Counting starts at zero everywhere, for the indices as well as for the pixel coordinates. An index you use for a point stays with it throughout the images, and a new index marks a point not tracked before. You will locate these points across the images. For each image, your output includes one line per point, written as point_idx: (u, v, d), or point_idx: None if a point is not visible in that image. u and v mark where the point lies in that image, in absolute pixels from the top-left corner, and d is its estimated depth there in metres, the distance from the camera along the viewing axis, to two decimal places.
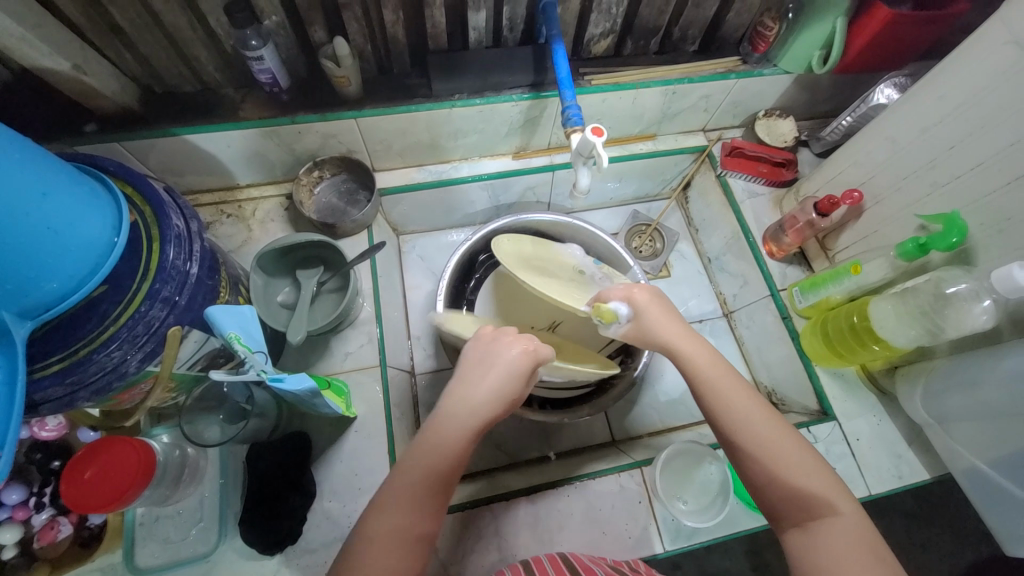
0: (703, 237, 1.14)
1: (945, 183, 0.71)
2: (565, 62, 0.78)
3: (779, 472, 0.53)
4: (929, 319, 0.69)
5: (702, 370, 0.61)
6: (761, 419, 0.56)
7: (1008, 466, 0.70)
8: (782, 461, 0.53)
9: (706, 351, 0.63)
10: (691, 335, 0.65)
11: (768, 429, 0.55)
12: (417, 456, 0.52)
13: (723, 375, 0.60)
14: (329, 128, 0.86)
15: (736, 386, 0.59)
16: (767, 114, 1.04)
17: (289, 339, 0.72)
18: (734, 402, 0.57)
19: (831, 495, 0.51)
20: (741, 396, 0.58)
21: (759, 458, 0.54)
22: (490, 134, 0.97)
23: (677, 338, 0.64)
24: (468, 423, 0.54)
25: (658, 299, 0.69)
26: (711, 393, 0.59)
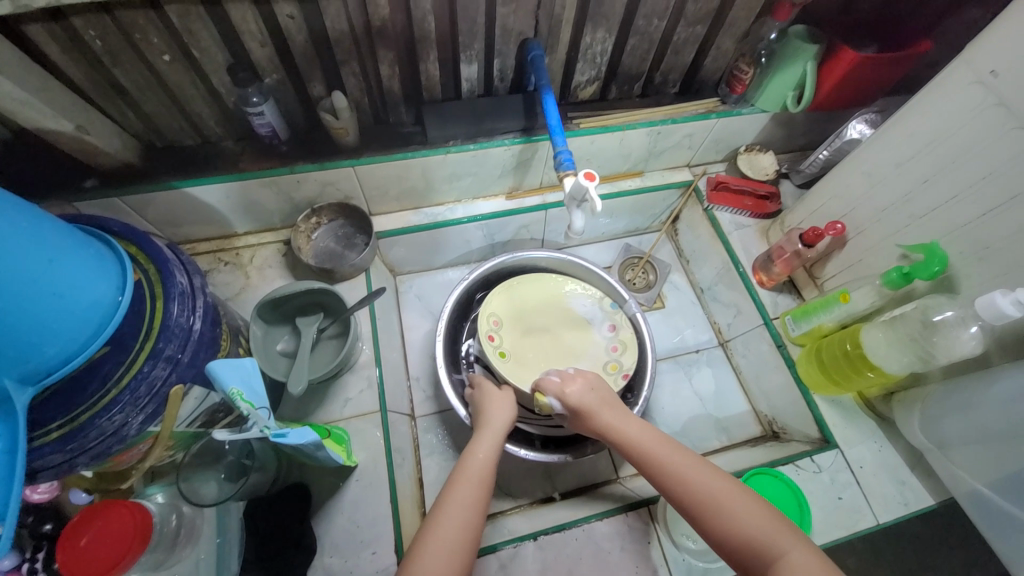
0: (694, 268, 1.16)
1: (922, 214, 0.75)
2: (555, 110, 0.82)
3: (725, 524, 0.55)
4: (920, 346, 0.71)
5: (638, 447, 0.65)
6: (695, 474, 0.59)
7: (1010, 490, 0.70)
8: (726, 511, 0.55)
9: (640, 423, 0.68)
10: (623, 414, 0.70)
11: (704, 482, 0.58)
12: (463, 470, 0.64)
13: (656, 441, 0.65)
14: (327, 176, 0.88)
15: (668, 448, 0.63)
16: (748, 149, 1.09)
17: (290, 391, 0.70)
18: (670, 464, 0.61)
19: (779, 539, 0.52)
20: (674, 458, 0.62)
21: (705, 514, 0.56)
22: (484, 177, 1.00)
23: (610, 420, 0.70)
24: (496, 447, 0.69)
25: (591, 387, 0.75)
26: (652, 471, 0.62)
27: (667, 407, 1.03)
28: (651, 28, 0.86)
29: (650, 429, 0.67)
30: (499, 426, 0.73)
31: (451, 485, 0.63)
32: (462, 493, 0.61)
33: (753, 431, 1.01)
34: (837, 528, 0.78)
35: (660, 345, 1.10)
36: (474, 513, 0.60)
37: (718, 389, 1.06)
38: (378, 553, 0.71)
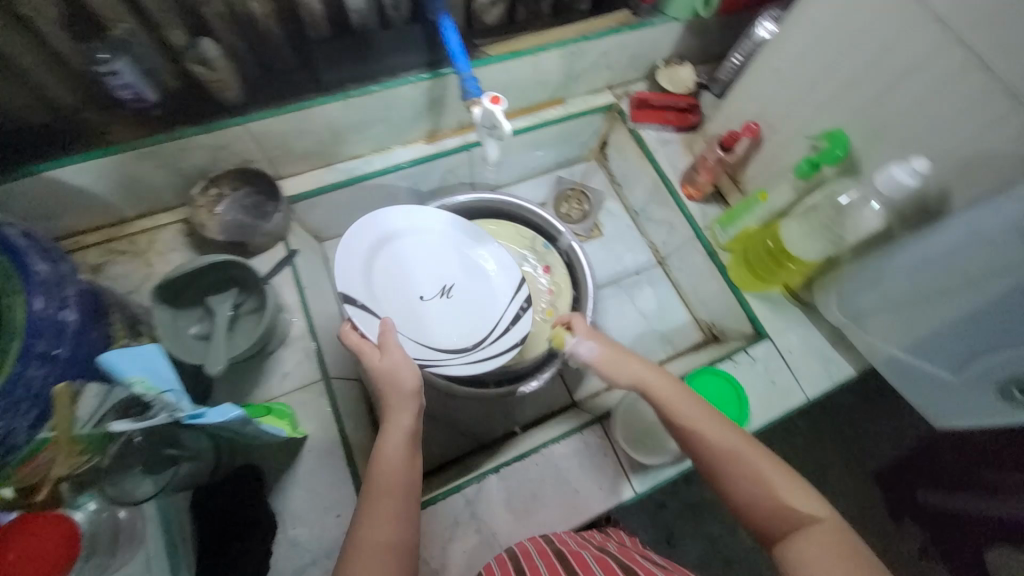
0: (626, 191, 1.16)
1: (826, 102, 0.76)
2: (455, 36, 0.75)
3: (743, 486, 0.58)
4: (832, 231, 0.75)
5: (674, 410, 0.65)
6: (718, 436, 0.62)
7: (919, 350, 0.78)
8: (743, 474, 0.59)
9: (644, 370, 0.70)
10: (654, 368, 0.71)
11: (731, 446, 0.61)
12: (377, 477, 0.60)
13: (687, 399, 0.66)
14: (217, 139, 0.79)
15: (698, 407, 0.65)
16: (666, 64, 1.07)
17: (209, 371, 0.66)
18: (699, 426, 0.63)
19: (796, 507, 0.56)
20: (706, 416, 0.63)
21: (725, 472, 0.60)
22: (397, 122, 0.93)
23: (641, 371, 0.70)
24: (400, 439, 0.63)
25: (610, 342, 0.75)
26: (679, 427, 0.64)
27: (614, 330, 1.06)
28: None
29: (672, 379, 0.69)
30: (406, 394, 0.65)
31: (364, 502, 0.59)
32: (379, 504, 0.58)
33: (696, 338, 1.06)
34: (772, 410, 0.84)
35: (602, 272, 1.12)
36: (395, 524, 0.57)
37: (660, 304, 1.09)
38: (343, 514, 0.71)
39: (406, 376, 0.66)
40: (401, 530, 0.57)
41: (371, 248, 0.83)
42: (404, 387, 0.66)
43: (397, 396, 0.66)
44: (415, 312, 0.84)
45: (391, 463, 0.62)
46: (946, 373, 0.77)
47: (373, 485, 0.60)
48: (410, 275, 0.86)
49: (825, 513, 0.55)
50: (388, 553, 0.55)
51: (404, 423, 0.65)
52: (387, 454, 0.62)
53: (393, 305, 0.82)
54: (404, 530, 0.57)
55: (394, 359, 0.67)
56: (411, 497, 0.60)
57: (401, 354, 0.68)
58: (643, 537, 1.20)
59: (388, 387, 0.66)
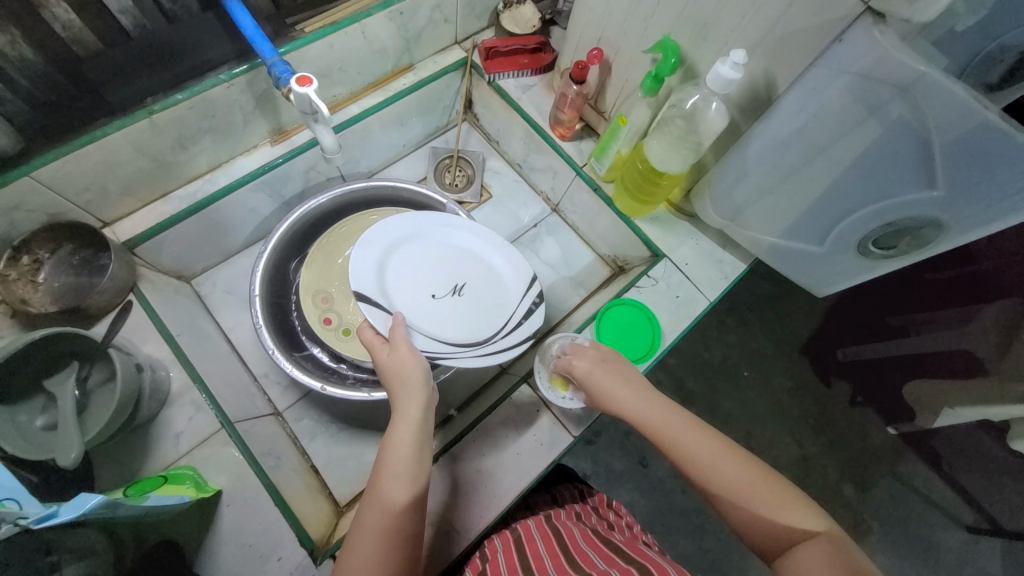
0: (505, 146, 1.13)
1: (651, 14, 0.76)
2: (246, 18, 0.67)
3: (723, 495, 0.54)
4: (690, 138, 0.77)
5: (651, 424, 0.62)
6: (699, 443, 0.58)
7: (791, 232, 0.83)
8: (725, 482, 0.55)
9: (615, 373, 0.68)
10: (639, 383, 0.66)
11: (709, 454, 0.57)
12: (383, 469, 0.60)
13: (664, 411, 0.62)
14: (2, 200, 0.67)
15: (674, 417, 0.61)
16: (506, 6, 1.03)
17: (66, 465, 0.55)
18: (677, 436, 0.59)
19: (795, 519, 0.51)
20: (682, 425, 0.60)
21: (706, 482, 0.56)
22: (227, 129, 0.83)
23: (618, 392, 0.65)
24: (414, 422, 0.63)
25: (599, 359, 0.70)
26: (664, 443, 0.60)
27: None
28: None
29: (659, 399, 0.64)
30: (414, 387, 0.65)
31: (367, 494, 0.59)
32: (385, 496, 0.58)
33: (605, 274, 1.08)
34: (682, 321, 0.88)
35: (502, 233, 1.10)
36: (397, 517, 0.56)
37: (564, 250, 1.10)
38: (284, 556, 0.67)
39: (410, 366, 0.66)
40: (406, 520, 0.57)
41: (386, 250, 0.82)
42: (410, 379, 0.66)
43: (405, 391, 0.66)
44: (423, 310, 0.79)
45: (397, 449, 0.61)
46: (814, 248, 0.83)
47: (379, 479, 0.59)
48: (411, 278, 0.81)
49: (815, 519, 0.51)
50: (385, 545, 0.55)
51: (412, 414, 0.64)
52: (394, 442, 0.61)
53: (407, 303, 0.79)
54: (405, 523, 0.56)
55: (402, 356, 0.68)
56: (416, 482, 0.59)
57: (415, 354, 0.68)
58: (614, 469, 1.26)
59: (394, 381, 0.67)
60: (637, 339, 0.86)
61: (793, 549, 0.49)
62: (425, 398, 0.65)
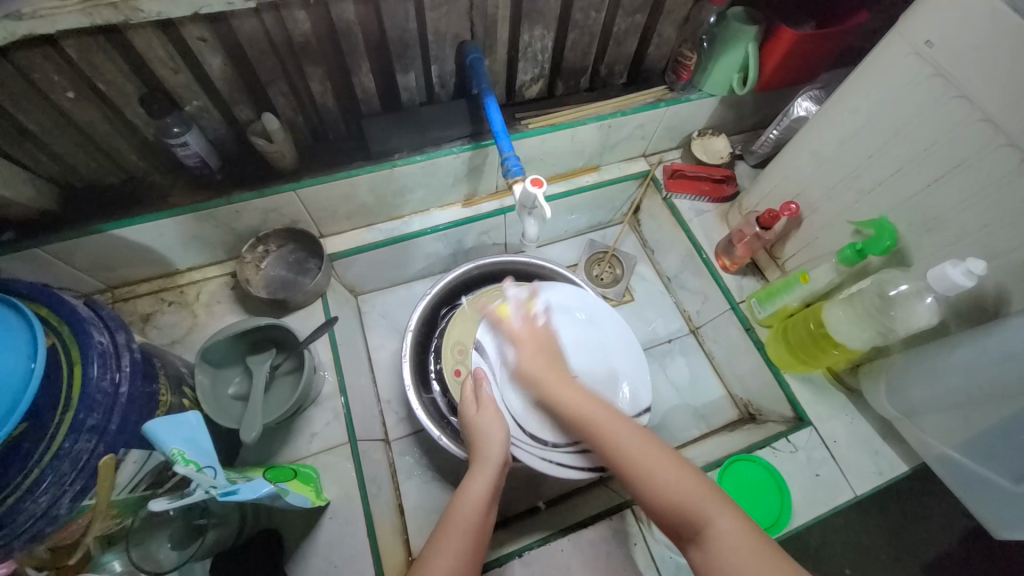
0: (659, 257, 1.16)
1: (870, 188, 0.76)
2: (498, 115, 0.79)
3: (653, 485, 0.57)
4: (879, 321, 0.72)
5: (589, 420, 0.67)
6: (629, 442, 0.62)
7: (977, 451, 0.72)
8: (656, 480, 0.57)
9: (546, 366, 0.74)
10: (596, 399, 0.68)
11: (632, 446, 0.62)
12: (456, 512, 0.62)
13: (595, 405, 0.68)
14: (269, 203, 0.84)
15: (616, 421, 0.65)
16: (700, 134, 1.08)
17: (244, 436, 0.67)
18: (607, 434, 0.64)
19: (711, 514, 0.53)
20: (603, 414, 0.66)
21: (639, 484, 0.59)
22: (437, 187, 0.97)
23: (548, 372, 0.73)
24: (490, 481, 0.65)
25: (537, 345, 0.77)
26: (606, 441, 0.64)
27: None
28: (590, 21, 0.84)
29: (620, 416, 0.66)
30: (493, 448, 0.70)
31: (439, 528, 0.61)
32: (455, 544, 0.58)
33: (732, 415, 1.02)
34: (817, 506, 0.79)
35: None
36: (466, 565, 0.57)
37: (693, 376, 1.07)
38: None
39: (496, 429, 0.72)
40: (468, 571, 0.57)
41: None
42: (495, 439, 0.70)
43: (484, 448, 0.70)
44: None
45: (470, 501, 0.63)
46: (1004, 479, 0.69)
47: (457, 523, 0.61)
48: None
49: (735, 514, 0.53)
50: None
51: (488, 474, 0.67)
52: (469, 496, 0.64)
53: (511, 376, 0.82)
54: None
55: (490, 417, 0.73)
56: (483, 532, 0.61)
57: (501, 422, 0.73)
58: None
59: (477, 442, 0.71)
60: (763, 505, 0.78)
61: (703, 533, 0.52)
62: (496, 460, 0.68)
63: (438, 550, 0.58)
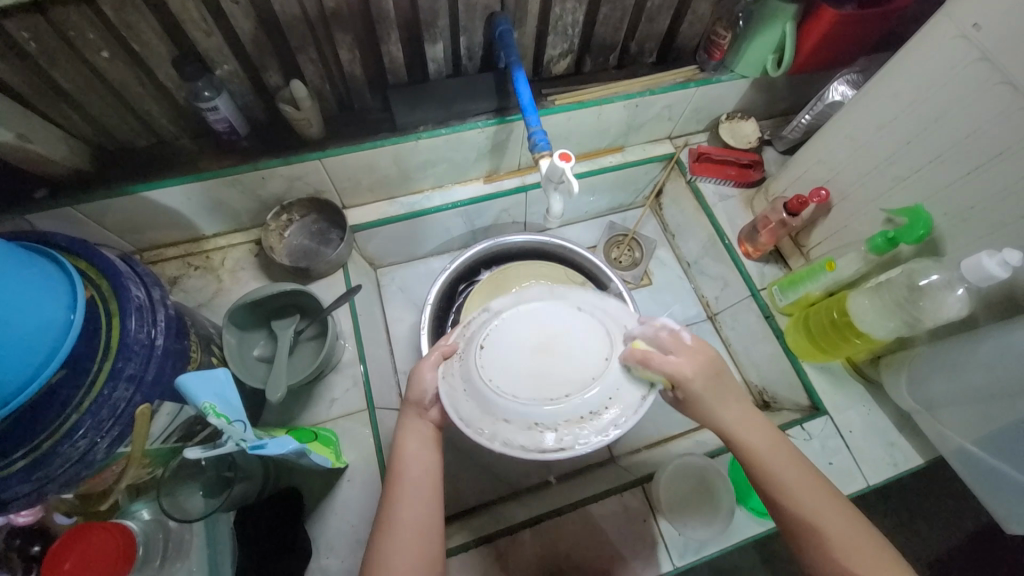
0: (680, 242, 1.15)
1: (905, 176, 0.74)
2: (527, 89, 0.78)
3: (836, 554, 0.52)
4: (907, 311, 0.71)
5: (753, 457, 0.57)
6: (845, 533, 0.53)
7: (996, 447, 0.71)
8: (832, 540, 0.53)
9: (715, 387, 0.57)
10: (784, 447, 0.58)
11: (820, 510, 0.54)
12: (395, 521, 0.57)
13: (791, 460, 0.57)
14: (294, 171, 0.84)
15: (797, 470, 0.56)
16: (728, 118, 1.05)
17: (269, 395, 0.70)
18: (812, 516, 0.54)
19: None
20: (803, 480, 0.56)
21: (800, 544, 0.55)
22: (459, 162, 0.96)
23: (732, 419, 0.58)
24: (417, 477, 0.59)
25: (710, 372, 0.57)
26: (765, 477, 0.56)
27: None
28: None
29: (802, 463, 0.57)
30: (410, 449, 0.61)
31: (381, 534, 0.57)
32: (398, 544, 0.55)
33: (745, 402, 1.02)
34: None
35: None
36: (430, 510, 0.58)
37: None
38: None
39: (431, 386, 0.62)
40: (433, 517, 0.58)
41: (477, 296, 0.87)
42: (426, 399, 0.62)
43: (417, 401, 0.63)
44: None
45: (405, 509, 0.57)
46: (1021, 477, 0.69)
47: (405, 476, 0.60)
48: None
49: None
50: (418, 539, 0.56)
51: (420, 427, 0.63)
52: (408, 448, 0.61)
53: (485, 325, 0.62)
54: (437, 516, 0.59)
55: (425, 381, 0.62)
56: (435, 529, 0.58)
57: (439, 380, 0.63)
58: None
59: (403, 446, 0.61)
60: None
61: None
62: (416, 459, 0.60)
63: (395, 503, 0.58)
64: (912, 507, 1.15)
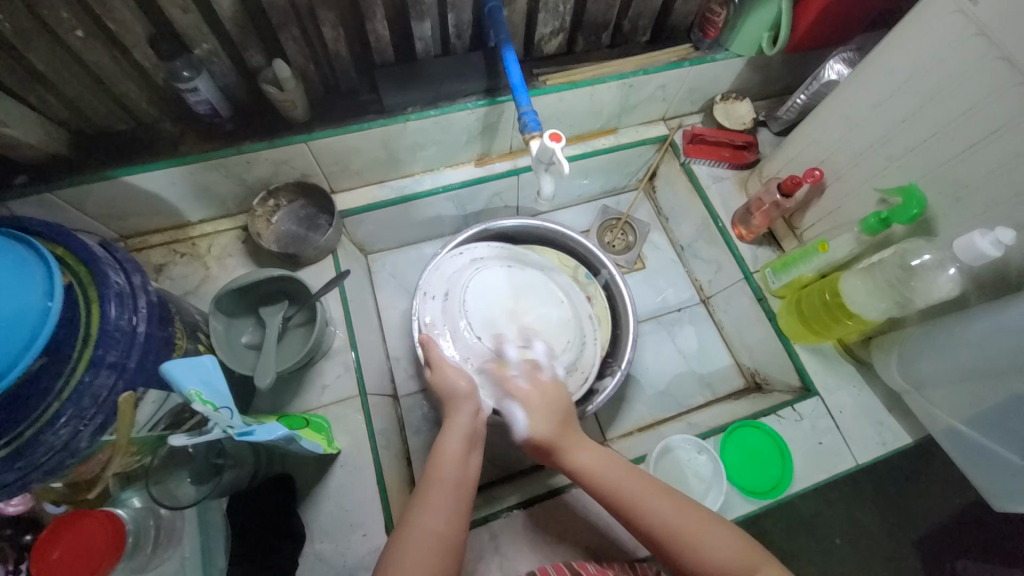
0: (673, 225, 1.15)
1: (900, 155, 0.73)
2: (516, 68, 0.76)
3: (699, 558, 0.57)
4: (898, 291, 0.71)
5: (599, 476, 0.64)
6: (686, 523, 0.58)
7: (985, 426, 0.72)
8: (696, 546, 0.57)
9: (561, 429, 0.69)
10: (634, 471, 0.64)
11: (678, 522, 0.59)
12: (417, 520, 0.57)
13: (624, 476, 0.63)
14: (280, 154, 0.82)
15: (644, 486, 0.62)
16: (723, 98, 1.03)
17: (259, 382, 0.70)
18: (646, 509, 0.60)
19: (759, 565, 0.56)
20: (591, 458, 0.66)
21: (675, 559, 0.58)
22: (449, 144, 0.94)
23: (578, 450, 0.67)
24: (453, 470, 0.61)
25: (552, 399, 0.72)
26: (621, 502, 0.61)
27: (651, 368, 1.05)
28: None
29: (655, 483, 0.63)
30: (449, 445, 0.64)
31: (397, 537, 0.56)
32: (416, 550, 0.54)
33: (738, 384, 1.03)
34: (818, 473, 0.80)
35: (642, 307, 1.10)
36: (449, 520, 0.58)
37: (701, 344, 1.07)
38: (369, 534, 0.71)
39: (457, 381, 0.71)
40: (455, 531, 0.57)
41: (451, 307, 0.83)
42: (461, 392, 0.70)
43: (456, 398, 0.70)
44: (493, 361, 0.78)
45: (434, 515, 0.57)
46: (1008, 453, 0.70)
47: (435, 478, 0.61)
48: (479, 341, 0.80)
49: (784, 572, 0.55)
50: (436, 548, 0.55)
51: (461, 423, 0.67)
52: (446, 448, 0.64)
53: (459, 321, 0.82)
54: (457, 527, 0.58)
55: (448, 373, 0.72)
56: (463, 535, 0.58)
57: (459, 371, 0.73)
58: None
59: (446, 440, 0.65)
60: (765, 470, 0.80)
61: None
62: (455, 454, 0.63)
63: (422, 512, 0.58)
64: (902, 483, 1.17)
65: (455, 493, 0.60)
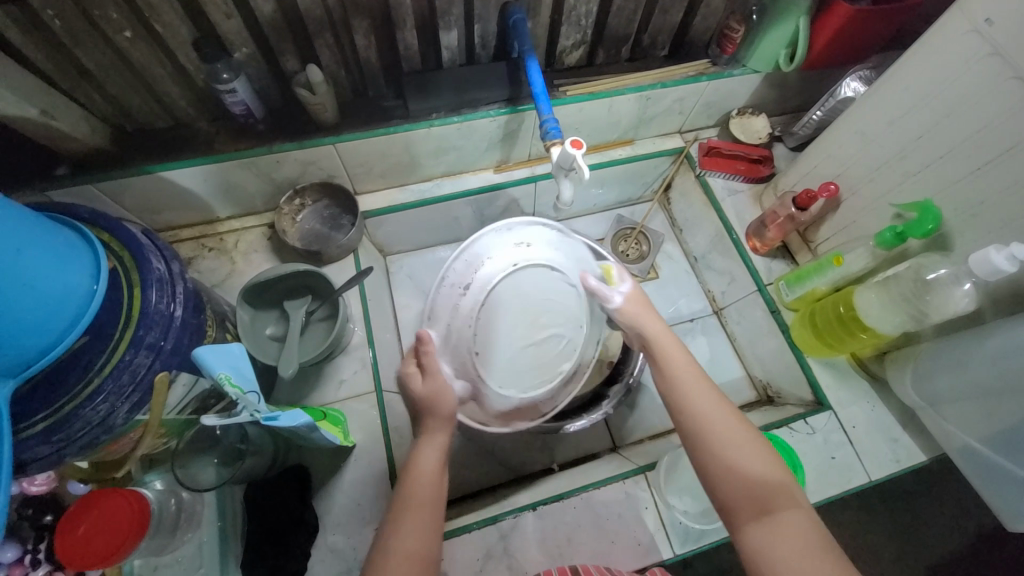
0: (687, 237, 1.16)
1: (916, 171, 0.74)
2: (539, 77, 0.78)
3: (734, 464, 0.55)
4: (913, 305, 0.72)
5: (666, 356, 0.64)
6: (732, 433, 0.57)
7: (1001, 444, 0.71)
8: (734, 460, 0.55)
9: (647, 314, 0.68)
10: (701, 378, 0.61)
11: (729, 431, 0.57)
12: (399, 541, 0.54)
13: (692, 372, 0.62)
14: (308, 155, 0.85)
15: (706, 395, 0.60)
16: (739, 113, 1.05)
17: (280, 373, 0.72)
18: (701, 408, 0.58)
19: (786, 496, 0.53)
20: (711, 401, 0.59)
21: (707, 458, 0.56)
22: (470, 151, 0.97)
23: (654, 327, 0.66)
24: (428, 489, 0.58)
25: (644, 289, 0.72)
26: (677, 394, 0.60)
27: None
28: None
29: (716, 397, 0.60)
30: (424, 459, 0.61)
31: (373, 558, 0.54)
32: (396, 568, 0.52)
33: (749, 396, 1.03)
34: (830, 487, 0.80)
35: None
36: (430, 538, 0.56)
37: (713, 355, 1.07)
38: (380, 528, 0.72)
39: (447, 399, 0.63)
40: (433, 545, 0.56)
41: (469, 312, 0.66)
42: (446, 412, 0.64)
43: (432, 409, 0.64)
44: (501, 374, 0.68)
45: (411, 531, 0.55)
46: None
47: (412, 494, 0.58)
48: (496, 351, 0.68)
49: (806, 514, 0.52)
50: (418, 566, 0.53)
51: (438, 440, 0.63)
52: (422, 463, 0.60)
53: (463, 321, 0.67)
54: (436, 544, 0.56)
55: (438, 382, 0.64)
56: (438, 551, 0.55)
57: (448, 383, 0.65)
58: None
59: (420, 454, 0.61)
60: None
61: (777, 514, 0.52)
62: (432, 468, 0.60)
63: (399, 527, 0.56)
64: (917, 506, 1.15)
65: (433, 511, 0.57)
